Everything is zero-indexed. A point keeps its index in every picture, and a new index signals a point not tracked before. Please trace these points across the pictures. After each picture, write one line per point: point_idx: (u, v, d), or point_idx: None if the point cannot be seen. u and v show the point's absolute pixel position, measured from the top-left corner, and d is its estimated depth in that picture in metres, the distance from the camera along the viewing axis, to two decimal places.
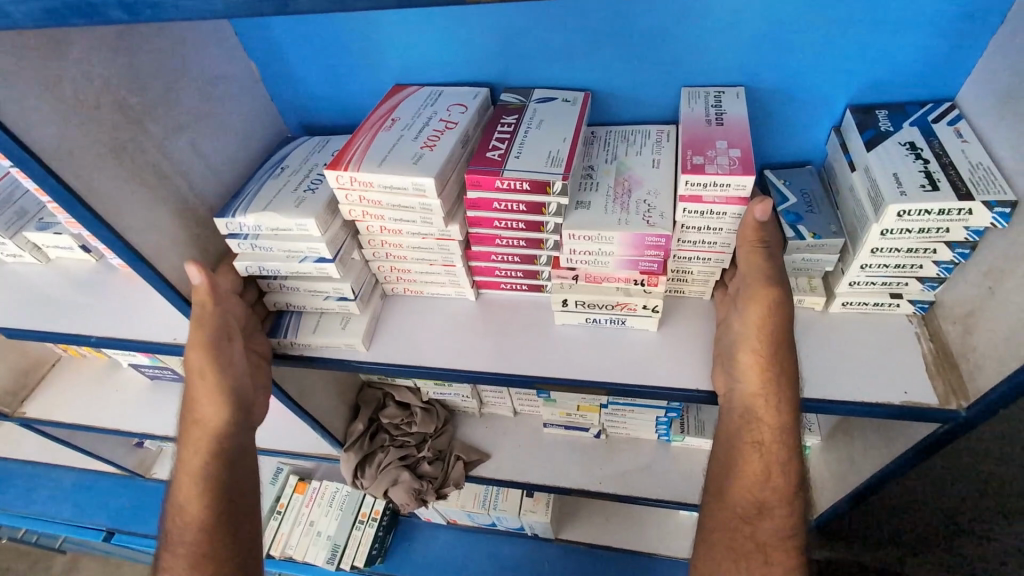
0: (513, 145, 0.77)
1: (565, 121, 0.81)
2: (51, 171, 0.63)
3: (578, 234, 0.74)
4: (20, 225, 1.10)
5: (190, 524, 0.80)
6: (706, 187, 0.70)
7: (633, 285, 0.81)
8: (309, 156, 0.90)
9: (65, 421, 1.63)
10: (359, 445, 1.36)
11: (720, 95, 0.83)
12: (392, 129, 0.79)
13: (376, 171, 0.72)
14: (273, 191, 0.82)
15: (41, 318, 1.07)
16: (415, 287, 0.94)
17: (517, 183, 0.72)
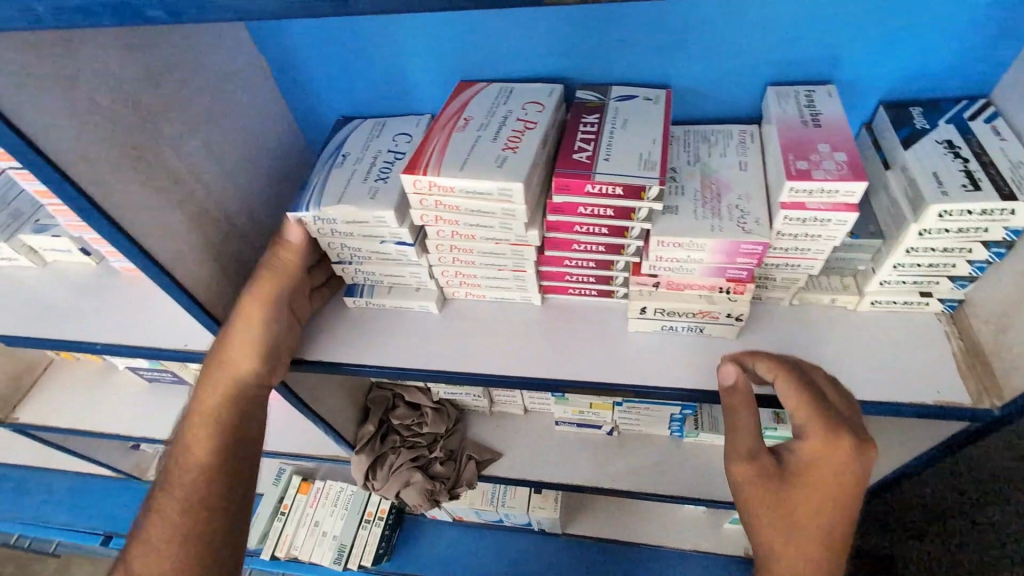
0: (600, 146, 0.73)
1: (653, 121, 0.76)
2: (67, 178, 0.60)
3: (667, 240, 0.73)
4: (15, 229, 1.05)
5: (184, 466, 0.81)
6: (811, 194, 0.68)
7: (718, 292, 0.79)
8: (370, 142, 0.88)
9: (60, 427, 1.58)
10: (370, 446, 1.33)
11: (811, 94, 0.79)
12: (466, 129, 0.76)
13: (458, 176, 0.70)
14: (343, 180, 0.81)
15: (41, 326, 1.03)
16: (479, 291, 0.92)
17: (609, 187, 0.69)
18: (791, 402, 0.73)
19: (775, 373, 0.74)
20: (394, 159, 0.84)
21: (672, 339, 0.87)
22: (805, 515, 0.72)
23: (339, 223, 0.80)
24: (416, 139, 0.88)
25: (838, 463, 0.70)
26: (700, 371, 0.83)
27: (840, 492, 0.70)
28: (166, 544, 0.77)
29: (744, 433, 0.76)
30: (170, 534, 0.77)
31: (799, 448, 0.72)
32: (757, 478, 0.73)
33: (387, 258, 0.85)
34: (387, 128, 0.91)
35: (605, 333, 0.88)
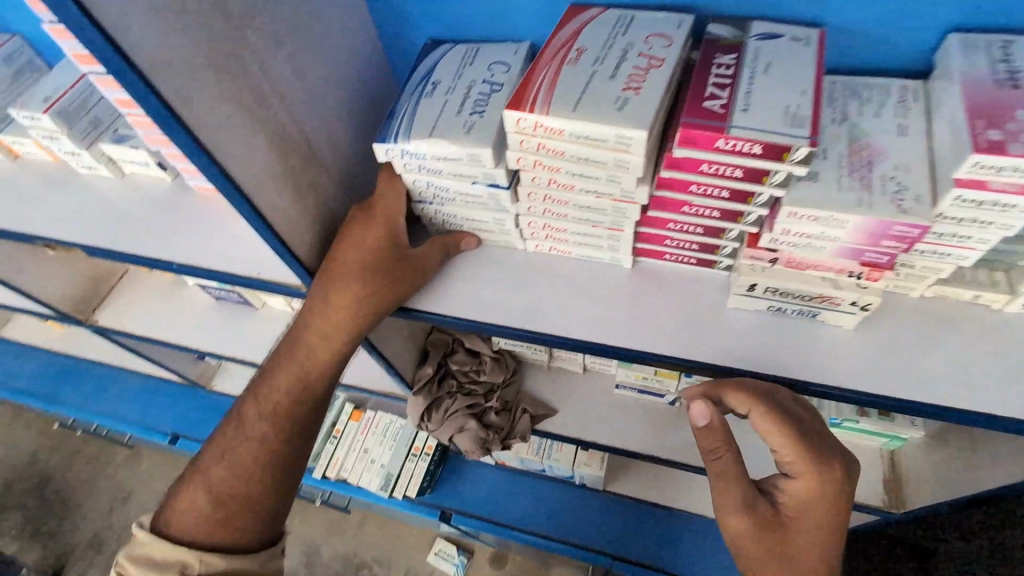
0: (736, 94, 0.62)
1: (802, 67, 0.64)
2: (151, 87, 0.55)
3: (802, 212, 0.63)
4: (95, 137, 1.04)
5: (283, 406, 0.84)
6: (998, 172, 0.56)
7: (846, 276, 0.69)
8: (462, 70, 0.79)
9: (135, 333, 1.65)
10: (427, 389, 1.31)
11: (1007, 45, 0.65)
12: (579, 63, 0.67)
13: (570, 117, 0.61)
14: (434, 111, 0.74)
15: (120, 239, 1.03)
16: (565, 247, 0.84)
17: (746, 145, 0.59)
18: (784, 448, 0.73)
19: (763, 424, 0.71)
20: (491, 91, 0.75)
21: (777, 321, 0.78)
22: (800, 552, 0.74)
23: (428, 159, 0.73)
24: (514, 70, 0.78)
25: (829, 503, 0.73)
26: (808, 360, 0.75)
27: (829, 531, 0.74)
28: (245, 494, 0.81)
29: (734, 481, 0.78)
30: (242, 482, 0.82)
31: (791, 492, 0.75)
32: (753, 530, 0.76)
33: (475, 200, 0.78)
34: (480, 54, 0.82)
35: (701, 306, 0.80)
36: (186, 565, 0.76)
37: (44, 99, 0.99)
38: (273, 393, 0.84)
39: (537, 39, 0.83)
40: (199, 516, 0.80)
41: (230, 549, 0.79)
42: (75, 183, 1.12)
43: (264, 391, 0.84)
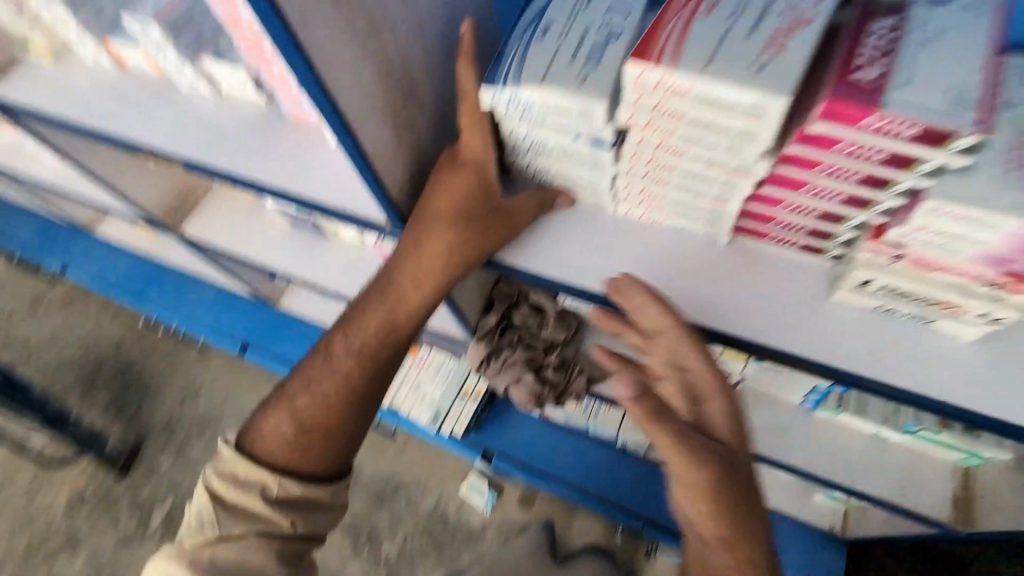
0: (894, 67, 0.55)
1: (975, 43, 0.56)
2: (276, 8, 0.54)
3: (947, 210, 0.56)
4: (199, 52, 1.04)
5: (369, 343, 0.85)
6: None
7: (978, 287, 0.62)
8: (577, 11, 0.72)
9: (217, 248, 1.74)
10: (488, 338, 1.31)
11: None
12: (714, 15, 0.60)
13: (701, 77, 0.57)
14: (545, 57, 0.68)
15: (216, 158, 1.06)
16: (659, 216, 0.80)
17: (898, 127, 0.53)
18: (689, 359, 0.75)
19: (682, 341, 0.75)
20: (610, 38, 0.68)
21: (883, 321, 0.72)
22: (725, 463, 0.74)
23: (535, 109, 0.68)
24: (638, 13, 0.70)
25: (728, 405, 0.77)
26: (912, 370, 0.69)
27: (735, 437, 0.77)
28: (323, 423, 0.85)
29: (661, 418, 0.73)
30: (322, 411, 0.85)
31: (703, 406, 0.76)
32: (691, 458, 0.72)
33: (572, 157, 0.74)
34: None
35: (798, 294, 0.75)
36: (266, 487, 0.83)
37: (155, 10, 1.01)
38: (358, 333, 0.85)
39: None
40: (280, 438, 0.85)
41: (302, 476, 0.84)
42: (176, 98, 1.14)
43: (351, 328, 0.86)
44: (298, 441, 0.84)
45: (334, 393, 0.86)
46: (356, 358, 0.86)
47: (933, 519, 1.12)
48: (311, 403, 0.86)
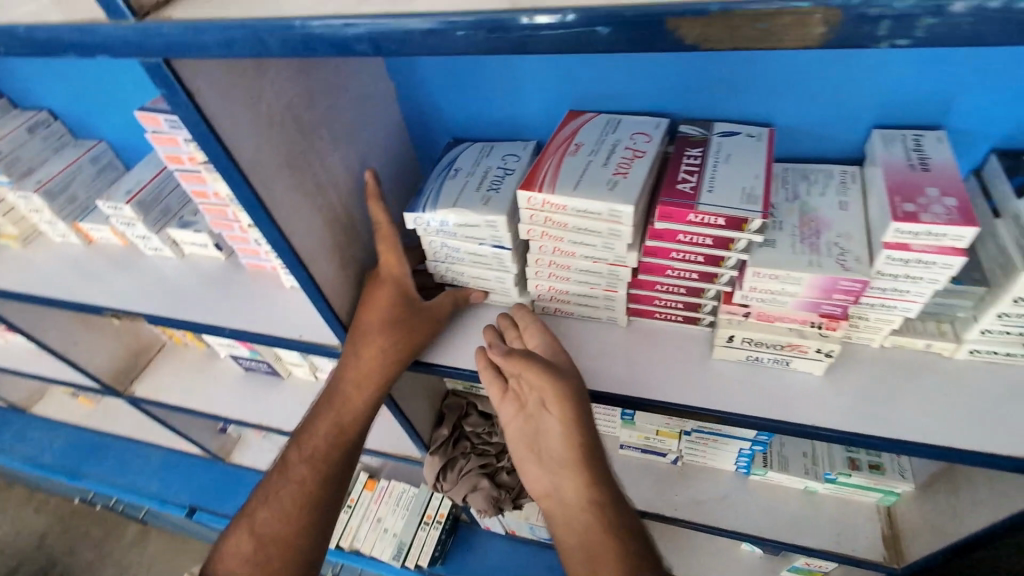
0: (704, 178, 0.78)
1: (755, 158, 0.80)
2: (246, 179, 0.71)
3: (764, 272, 0.75)
4: (164, 223, 1.22)
5: (323, 447, 0.98)
6: (916, 236, 0.69)
7: (810, 327, 0.81)
8: (480, 158, 0.96)
9: (168, 403, 1.76)
10: (442, 450, 1.38)
11: (920, 139, 0.80)
12: (577, 154, 0.83)
13: (571, 196, 0.76)
14: (456, 189, 0.89)
15: (178, 309, 1.17)
16: (567, 307, 0.97)
17: (713, 218, 0.73)
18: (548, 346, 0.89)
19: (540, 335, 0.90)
20: (505, 172, 0.92)
21: (755, 369, 0.88)
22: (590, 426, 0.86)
23: (448, 225, 0.87)
24: (524, 157, 0.95)
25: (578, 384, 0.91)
26: (786, 404, 0.84)
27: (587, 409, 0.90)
28: (283, 529, 0.95)
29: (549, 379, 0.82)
30: (282, 517, 0.96)
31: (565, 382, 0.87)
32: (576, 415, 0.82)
33: (483, 260, 0.92)
34: (497, 146, 1.00)
35: (687, 357, 0.91)
36: None
37: (127, 192, 1.18)
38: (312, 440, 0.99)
39: (541, 136, 1.01)
40: (243, 551, 0.95)
41: None
42: (140, 262, 1.28)
43: (306, 438, 0.99)
44: (258, 551, 0.94)
45: (292, 501, 0.97)
46: (310, 464, 0.98)
47: (873, 562, 1.21)
48: (272, 512, 0.97)
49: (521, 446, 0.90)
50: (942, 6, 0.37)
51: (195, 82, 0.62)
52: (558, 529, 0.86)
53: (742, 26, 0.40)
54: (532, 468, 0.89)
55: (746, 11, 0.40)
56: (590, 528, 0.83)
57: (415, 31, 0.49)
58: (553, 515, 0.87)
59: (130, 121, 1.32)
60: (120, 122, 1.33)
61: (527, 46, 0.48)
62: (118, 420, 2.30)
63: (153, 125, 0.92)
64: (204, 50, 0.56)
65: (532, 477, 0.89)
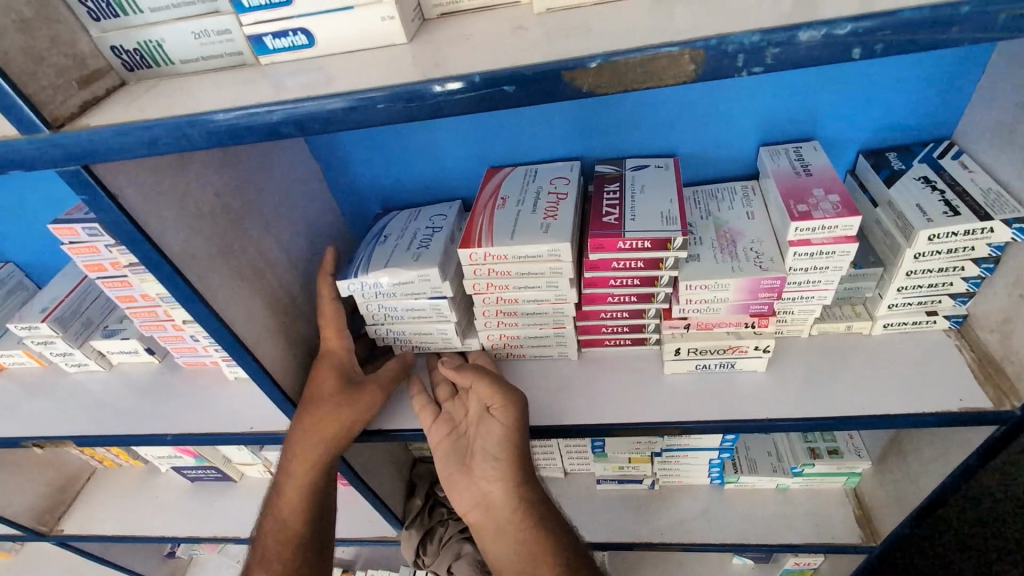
0: (625, 210, 0.84)
1: (666, 185, 0.87)
2: (181, 273, 0.70)
3: (695, 283, 0.82)
4: (87, 335, 1.16)
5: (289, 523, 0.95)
6: (814, 231, 0.78)
7: (744, 327, 0.87)
8: (408, 222, 0.99)
9: (106, 534, 1.59)
10: (419, 521, 1.33)
11: (799, 150, 0.91)
12: (506, 205, 0.87)
13: (509, 244, 0.80)
14: (386, 252, 0.91)
15: (109, 424, 1.09)
16: (519, 351, 0.99)
17: (640, 242, 0.79)
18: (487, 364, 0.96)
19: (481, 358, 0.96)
20: (435, 229, 0.95)
21: (705, 377, 0.93)
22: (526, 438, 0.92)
23: (382, 285, 0.88)
24: (451, 214, 0.98)
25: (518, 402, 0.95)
26: (741, 405, 0.89)
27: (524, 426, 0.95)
28: None
29: (484, 391, 0.87)
30: None
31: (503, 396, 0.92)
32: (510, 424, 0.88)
33: (424, 316, 0.92)
34: (424, 208, 1.03)
35: (641, 376, 0.95)
36: None
37: (42, 310, 1.11)
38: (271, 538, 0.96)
39: (467, 192, 1.05)
40: None
41: None
42: (63, 382, 1.20)
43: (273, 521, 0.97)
44: None
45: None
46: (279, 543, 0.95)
47: (852, 545, 1.25)
48: None
49: (451, 463, 0.96)
50: (783, 37, 0.44)
51: (117, 183, 0.62)
52: (488, 537, 0.94)
53: (627, 71, 0.46)
54: (461, 484, 0.95)
55: (628, 59, 0.46)
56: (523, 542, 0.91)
57: (338, 108, 0.52)
58: (482, 526, 0.94)
59: (39, 239, 1.26)
60: (28, 241, 1.27)
61: (444, 108, 0.51)
62: (46, 568, 2.04)
63: (70, 236, 0.89)
64: (126, 151, 0.56)
65: (461, 489, 0.96)
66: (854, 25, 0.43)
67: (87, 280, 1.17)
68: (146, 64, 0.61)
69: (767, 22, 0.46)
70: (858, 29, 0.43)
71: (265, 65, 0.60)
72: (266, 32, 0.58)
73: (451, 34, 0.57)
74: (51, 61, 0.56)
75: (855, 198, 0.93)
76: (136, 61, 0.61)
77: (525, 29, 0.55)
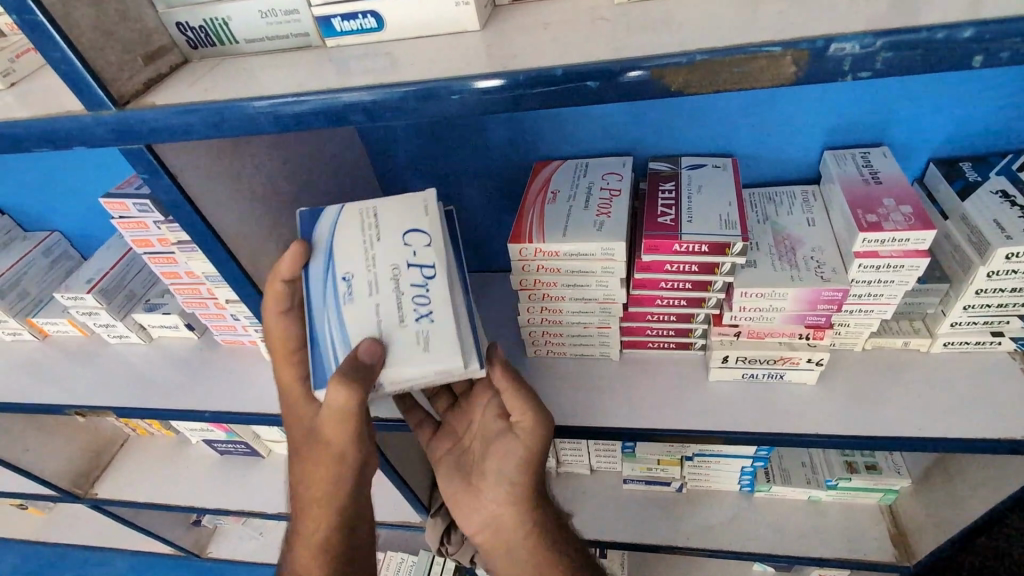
0: (681, 211, 0.81)
1: (725, 187, 0.84)
2: (232, 255, 0.70)
3: (751, 291, 0.79)
4: (129, 308, 1.18)
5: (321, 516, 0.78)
6: (883, 243, 0.74)
7: (797, 339, 0.85)
8: (369, 254, 0.67)
9: (136, 501, 1.63)
10: (444, 510, 1.32)
11: (867, 156, 0.87)
12: (557, 201, 0.85)
13: (561, 242, 0.78)
14: (370, 326, 0.64)
15: (148, 397, 1.11)
16: (560, 348, 0.97)
17: (697, 246, 0.76)
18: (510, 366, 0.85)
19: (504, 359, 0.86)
20: (425, 275, 0.65)
21: (752, 387, 0.91)
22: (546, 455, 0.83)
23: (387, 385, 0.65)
24: (437, 241, 0.67)
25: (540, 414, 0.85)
26: (789, 418, 0.86)
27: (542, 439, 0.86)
28: None
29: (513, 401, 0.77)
30: None
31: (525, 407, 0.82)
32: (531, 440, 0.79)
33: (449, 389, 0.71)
34: (381, 222, 0.69)
35: (684, 382, 0.93)
36: None
37: (88, 281, 1.13)
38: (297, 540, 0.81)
39: (513, 183, 1.03)
40: None
41: None
42: (104, 353, 1.22)
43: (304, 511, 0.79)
44: None
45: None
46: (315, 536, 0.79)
47: (884, 563, 1.23)
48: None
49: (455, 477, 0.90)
50: (898, 41, 0.41)
51: (177, 163, 0.62)
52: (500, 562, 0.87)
53: (722, 70, 0.44)
54: (467, 504, 0.88)
55: (724, 57, 0.43)
56: (537, 570, 0.83)
57: (409, 96, 0.50)
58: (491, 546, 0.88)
59: (86, 209, 1.28)
60: (75, 212, 1.29)
61: (520, 101, 0.49)
62: (76, 527, 2.11)
63: (120, 211, 0.89)
64: (189, 132, 0.55)
65: (468, 507, 0.88)
66: (979, 29, 0.40)
67: (131, 253, 1.18)
68: (210, 42, 0.60)
69: (881, 23, 0.42)
70: (982, 34, 0.40)
71: (331, 48, 0.58)
72: (335, 14, 0.56)
73: (525, 22, 0.55)
74: (120, 35, 0.55)
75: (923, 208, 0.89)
76: (201, 38, 0.60)
77: (605, 20, 0.52)
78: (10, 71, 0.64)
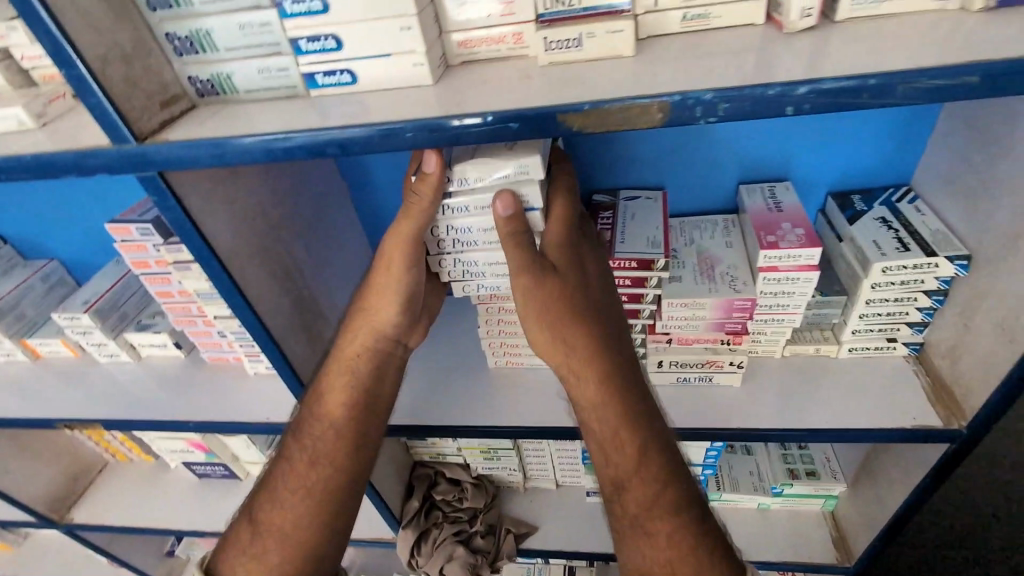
0: (616, 233, 0.95)
1: (654, 215, 0.98)
2: (225, 268, 0.81)
3: (676, 302, 0.92)
4: (123, 327, 1.27)
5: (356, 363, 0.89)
6: (781, 259, 0.88)
7: (721, 344, 0.97)
8: None
9: (112, 525, 1.66)
10: (415, 522, 1.39)
11: (774, 189, 1.02)
12: None
13: None
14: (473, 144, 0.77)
15: (135, 411, 1.18)
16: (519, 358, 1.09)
17: (626, 262, 0.89)
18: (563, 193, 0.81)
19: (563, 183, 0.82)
20: None
21: (686, 389, 1.02)
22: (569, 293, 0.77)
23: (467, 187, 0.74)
24: None
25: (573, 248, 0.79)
26: (717, 416, 0.98)
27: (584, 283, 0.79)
28: (326, 462, 0.88)
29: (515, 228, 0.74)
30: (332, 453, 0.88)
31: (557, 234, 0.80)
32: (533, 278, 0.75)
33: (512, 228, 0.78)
34: None
35: None
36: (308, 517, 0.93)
37: (84, 302, 1.22)
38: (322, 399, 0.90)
39: None
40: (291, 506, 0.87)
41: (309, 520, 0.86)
42: (94, 372, 1.29)
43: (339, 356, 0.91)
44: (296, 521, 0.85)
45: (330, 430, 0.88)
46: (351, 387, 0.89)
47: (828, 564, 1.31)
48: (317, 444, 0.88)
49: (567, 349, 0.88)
50: (731, 95, 0.55)
51: (182, 189, 0.73)
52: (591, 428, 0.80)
53: (609, 115, 0.58)
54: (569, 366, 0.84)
55: (611, 106, 0.57)
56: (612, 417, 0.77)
57: (375, 134, 0.63)
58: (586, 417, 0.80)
59: (86, 239, 1.39)
60: (75, 241, 1.40)
61: (462, 136, 0.62)
62: (45, 561, 2.10)
63: (123, 234, 1.00)
64: (196, 162, 0.68)
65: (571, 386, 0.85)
66: (788, 88, 0.54)
67: (128, 276, 1.29)
68: (215, 91, 0.73)
69: (721, 83, 0.57)
70: (791, 92, 0.54)
71: (314, 97, 0.71)
72: (318, 71, 0.70)
73: (469, 79, 0.69)
74: (142, 87, 0.68)
75: (823, 234, 1.03)
76: (207, 89, 0.73)
77: (530, 78, 0.66)
78: (43, 114, 0.77)
